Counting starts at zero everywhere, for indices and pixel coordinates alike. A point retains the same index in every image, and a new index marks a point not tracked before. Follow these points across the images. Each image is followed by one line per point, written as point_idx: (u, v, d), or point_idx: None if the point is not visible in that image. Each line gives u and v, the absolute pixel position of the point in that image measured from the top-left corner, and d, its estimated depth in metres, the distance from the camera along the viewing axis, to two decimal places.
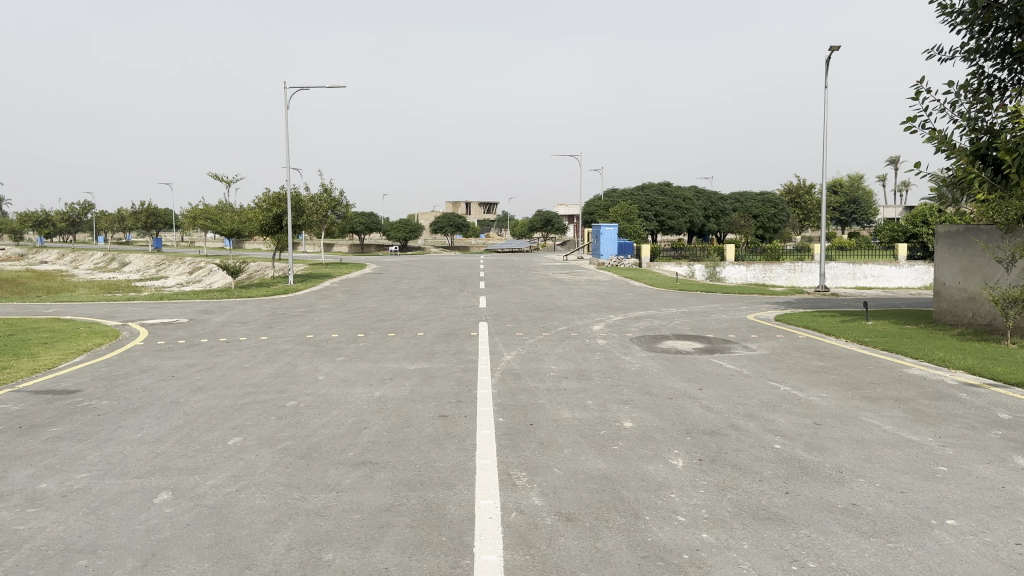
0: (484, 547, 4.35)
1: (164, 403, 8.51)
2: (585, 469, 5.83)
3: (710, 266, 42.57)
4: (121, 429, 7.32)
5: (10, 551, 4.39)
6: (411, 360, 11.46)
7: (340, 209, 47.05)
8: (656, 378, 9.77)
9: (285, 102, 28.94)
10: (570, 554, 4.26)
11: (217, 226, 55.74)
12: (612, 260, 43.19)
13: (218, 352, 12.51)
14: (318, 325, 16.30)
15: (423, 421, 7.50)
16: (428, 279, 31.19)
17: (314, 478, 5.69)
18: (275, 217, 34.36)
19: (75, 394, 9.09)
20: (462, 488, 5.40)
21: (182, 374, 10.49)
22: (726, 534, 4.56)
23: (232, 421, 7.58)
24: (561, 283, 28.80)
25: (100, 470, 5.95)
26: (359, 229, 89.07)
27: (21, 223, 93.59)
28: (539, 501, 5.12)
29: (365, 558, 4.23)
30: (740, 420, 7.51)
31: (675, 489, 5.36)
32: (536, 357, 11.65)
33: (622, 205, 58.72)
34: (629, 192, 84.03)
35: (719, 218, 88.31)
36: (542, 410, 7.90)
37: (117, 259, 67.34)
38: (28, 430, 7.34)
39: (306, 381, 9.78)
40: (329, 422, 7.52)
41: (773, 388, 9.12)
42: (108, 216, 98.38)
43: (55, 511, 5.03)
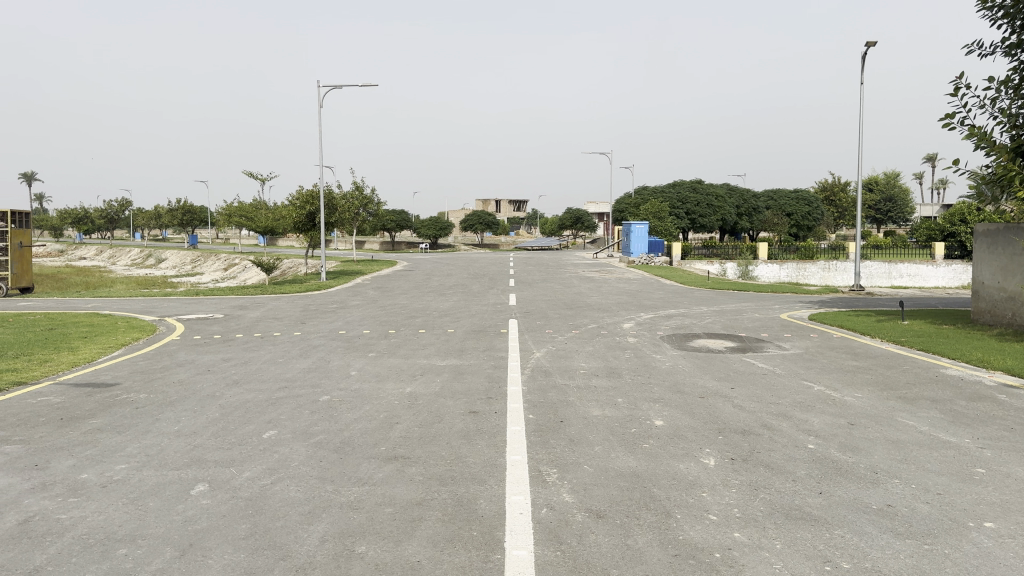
0: (515, 543, 4.36)
1: (201, 397, 8.65)
2: (615, 467, 5.81)
3: (743, 265, 42.26)
4: (158, 421, 7.47)
5: (52, 539, 4.50)
6: (442, 356, 11.54)
7: (370, 207, 47.37)
8: (687, 376, 9.71)
9: (319, 100, 29.34)
10: (600, 551, 4.26)
11: (250, 225, 56.40)
12: (643, 258, 42.81)
13: (253, 347, 12.71)
14: (349, 321, 16.42)
15: (454, 417, 7.55)
16: (459, 276, 31.36)
17: (347, 472, 5.75)
18: (309, 215, 34.70)
19: (114, 387, 9.29)
20: (492, 484, 5.43)
21: (218, 368, 10.67)
22: (758, 534, 4.52)
23: (267, 415, 7.69)
24: (592, 281, 28.88)
25: (139, 462, 6.08)
26: (391, 228, 89.65)
27: (61, 220, 95.79)
28: (569, 499, 5.11)
29: (397, 551, 4.27)
30: (773, 419, 7.44)
31: (706, 488, 5.33)
32: (567, 354, 11.63)
33: (653, 203, 58.61)
34: (660, 190, 83.68)
35: (752, 216, 87.44)
36: (573, 408, 7.87)
37: (153, 256, 68.55)
38: (69, 422, 7.51)
39: (339, 376, 9.89)
40: (360, 417, 7.59)
41: (807, 388, 9.02)
42: (145, 213, 100.15)
43: (96, 501, 5.15)
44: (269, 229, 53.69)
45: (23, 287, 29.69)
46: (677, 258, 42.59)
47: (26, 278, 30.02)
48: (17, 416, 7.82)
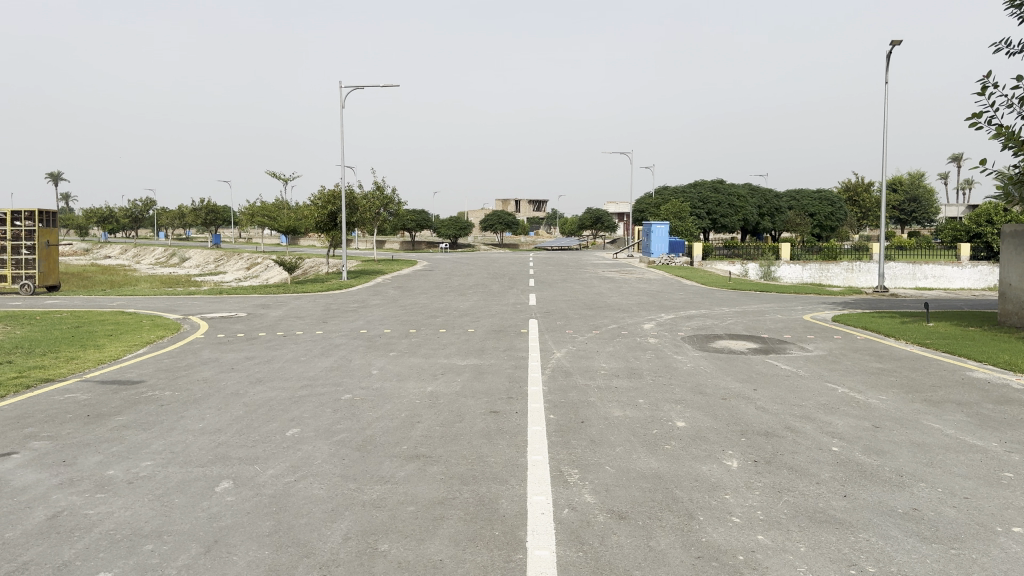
0: (536, 543, 4.36)
1: (225, 395, 8.74)
2: (637, 467, 5.80)
3: (765, 266, 42.06)
4: (184, 419, 7.55)
5: (80, 534, 4.57)
6: (463, 356, 11.56)
7: (391, 207, 47.54)
8: (709, 378, 9.66)
9: (341, 101, 29.55)
10: (622, 552, 4.25)
11: (272, 224, 56.84)
12: (663, 258, 42.62)
13: (276, 346, 12.79)
14: (370, 321, 16.49)
15: (475, 416, 7.56)
16: (478, 276, 31.46)
17: (370, 470, 5.78)
18: (330, 214, 34.89)
19: (140, 385, 9.42)
20: (514, 484, 5.43)
21: (241, 366, 10.75)
22: (782, 536, 4.49)
23: (290, 413, 7.74)
24: (612, 282, 28.81)
25: (165, 458, 6.16)
26: (411, 227, 89.87)
27: (87, 219, 97.19)
28: (590, 499, 5.10)
29: (420, 550, 4.29)
30: (796, 421, 7.39)
31: (729, 490, 5.30)
32: (587, 355, 11.60)
33: (674, 203, 58.42)
34: (681, 190, 83.38)
35: (774, 216, 86.86)
36: (594, 409, 7.86)
37: (177, 254, 69.30)
38: (96, 418, 7.62)
39: (361, 375, 9.95)
40: (382, 415, 7.63)
41: (831, 390, 8.94)
42: (169, 212, 101.27)
43: (123, 497, 5.21)
44: (291, 229, 54.07)
45: (50, 285, 30.08)
46: (698, 258, 42.39)
47: (53, 276, 30.44)
48: (44, 413, 7.93)
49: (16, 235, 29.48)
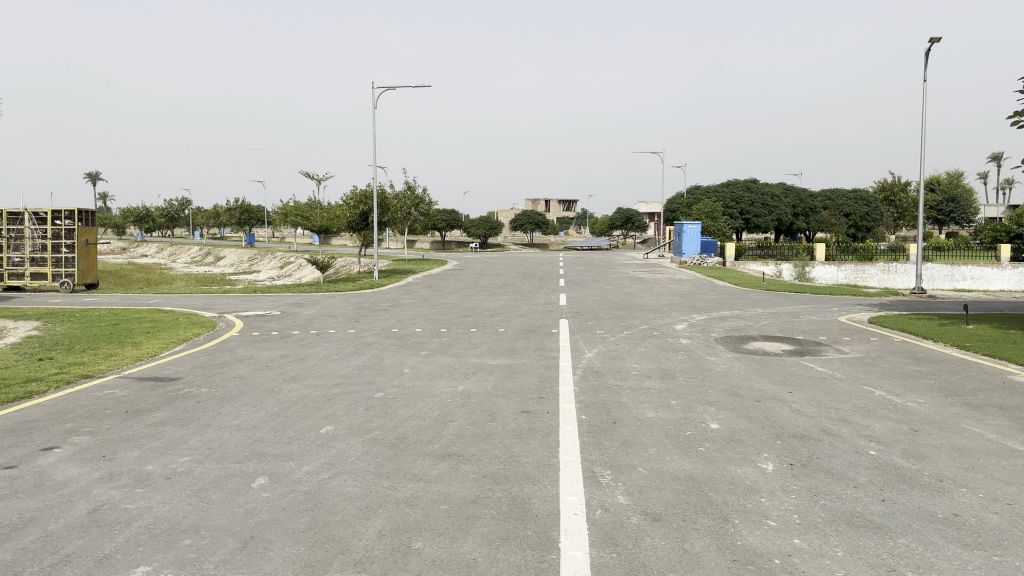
0: (569, 543, 4.34)
1: (260, 392, 8.84)
2: (671, 469, 5.77)
3: (799, 266, 41.69)
4: (220, 415, 7.66)
5: (120, 528, 4.65)
6: (494, 355, 11.57)
7: (422, 207, 47.77)
8: (742, 379, 9.57)
9: (374, 102, 29.79)
10: (657, 554, 4.22)
11: (306, 224, 57.43)
12: (695, 259, 42.30)
13: (309, 344, 12.92)
14: (402, 319, 16.57)
15: (506, 416, 7.56)
16: (508, 275, 31.49)
17: (403, 468, 5.81)
18: (362, 214, 35.12)
19: (177, 381, 9.57)
20: (546, 484, 5.42)
21: (276, 364, 10.88)
22: (819, 540, 4.43)
23: (324, 411, 7.81)
24: (643, 281, 28.67)
25: (202, 454, 6.24)
26: (441, 226, 90.17)
27: (124, 218, 99.07)
28: (623, 501, 5.08)
29: (454, 548, 4.29)
30: (833, 424, 7.28)
31: (765, 494, 5.24)
32: (618, 355, 11.54)
33: (706, 203, 57.99)
34: (714, 189, 82.71)
35: (809, 216, 85.80)
36: (626, 409, 7.83)
37: (212, 254, 70.20)
38: (135, 414, 7.76)
39: (392, 373, 10.00)
40: (415, 414, 7.66)
41: (868, 393, 8.81)
42: (204, 211, 102.75)
43: (161, 492, 5.30)
44: (323, 228, 54.56)
45: (89, 283, 30.73)
46: (731, 258, 42.01)
47: (91, 275, 31.09)
48: (85, 408, 8.10)
49: (57, 235, 30.12)
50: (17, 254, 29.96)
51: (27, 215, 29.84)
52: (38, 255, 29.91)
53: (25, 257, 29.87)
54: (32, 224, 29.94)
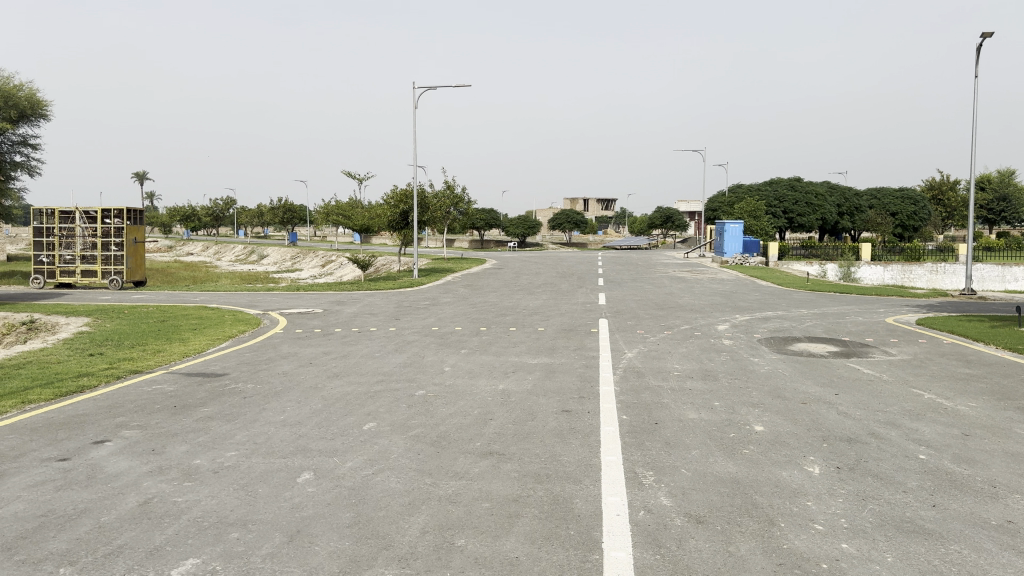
0: (612, 544, 4.33)
1: (304, 388, 8.97)
2: (715, 471, 5.70)
3: (844, 266, 40.96)
4: (265, 411, 7.78)
5: (170, 520, 4.75)
6: (533, 354, 11.57)
7: (461, 206, 47.87)
8: (786, 381, 9.43)
9: (415, 101, 30.03)
10: (702, 557, 4.18)
11: (347, 224, 58.08)
12: (737, 258, 41.62)
13: (351, 341, 13.06)
14: (442, 318, 16.63)
15: (547, 415, 7.56)
16: (547, 274, 31.43)
17: (444, 465, 5.84)
18: (402, 213, 35.39)
19: (223, 377, 9.75)
20: (588, 484, 5.41)
21: (319, 361, 11.02)
22: (868, 545, 4.36)
23: (366, 407, 7.89)
24: (684, 281, 28.47)
25: (248, 449, 6.34)
26: (480, 225, 90.56)
27: (171, 216, 101.40)
28: (667, 503, 5.03)
29: (496, 546, 4.31)
30: (881, 427, 7.14)
31: (811, 497, 5.17)
32: (659, 355, 11.45)
33: (748, 201, 57.26)
34: (756, 187, 81.71)
35: (854, 215, 84.27)
36: (668, 410, 7.77)
37: (255, 251, 71.32)
38: (183, 409, 7.93)
39: (433, 371, 10.06)
40: (456, 412, 7.69)
41: (917, 396, 8.62)
42: (249, 211, 104.58)
43: (209, 486, 5.40)
44: (364, 227, 55.06)
45: (137, 280, 31.45)
46: (774, 258, 41.47)
47: (139, 272, 31.78)
48: (135, 403, 8.29)
49: (107, 233, 30.86)
50: (68, 252, 30.78)
51: (78, 213, 30.66)
52: (88, 253, 30.68)
53: (75, 255, 30.69)
54: (82, 223, 30.73)
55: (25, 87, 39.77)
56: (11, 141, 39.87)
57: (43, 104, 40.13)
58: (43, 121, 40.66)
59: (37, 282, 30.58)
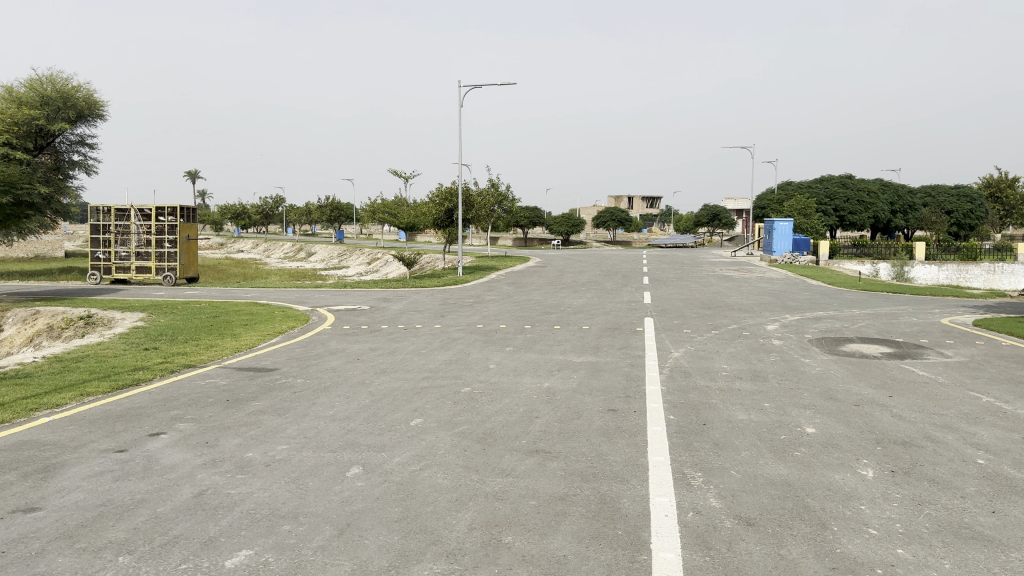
0: (660, 544, 4.31)
1: (352, 384, 9.08)
2: (765, 473, 5.63)
3: (897, 266, 40.03)
4: (315, 405, 7.90)
5: (224, 512, 4.86)
6: (578, 353, 11.55)
7: (505, 204, 47.92)
8: (838, 382, 9.26)
9: (460, 99, 30.18)
10: (753, 559, 4.13)
11: (392, 221, 58.71)
12: (785, 257, 40.91)
13: (397, 338, 13.20)
14: (486, 316, 16.67)
15: (593, 414, 7.54)
16: (591, 273, 31.32)
17: (491, 463, 5.86)
18: (447, 211, 35.57)
19: (274, 372, 9.94)
20: (636, 484, 5.37)
21: (367, 357, 11.15)
22: (924, 551, 4.26)
23: (413, 403, 7.97)
24: (731, 280, 28.13)
25: (298, 443, 6.45)
26: (525, 224, 90.71)
27: (222, 215, 103.78)
28: (716, 504, 4.97)
29: (544, 544, 4.31)
30: (937, 431, 6.96)
31: (865, 501, 5.06)
32: (707, 355, 11.33)
33: (798, 198, 56.20)
34: (806, 185, 80.26)
35: (907, 213, 82.57)
36: (716, 411, 7.69)
37: (303, 249, 72.52)
38: (235, 403, 8.10)
39: (478, 368, 10.12)
40: (501, 409, 7.72)
41: (975, 399, 8.38)
42: (296, 209, 106.43)
43: (261, 478, 5.51)
44: (409, 225, 55.40)
45: (190, 276, 32.13)
46: (824, 257, 40.67)
47: (192, 269, 32.46)
48: (189, 396, 8.50)
49: (161, 230, 31.64)
50: (123, 249, 31.62)
51: (133, 211, 31.50)
52: (143, 250, 31.53)
53: (131, 252, 31.51)
54: (137, 220, 31.58)
55: (83, 88, 40.92)
56: (69, 141, 41.20)
57: (100, 104, 41.28)
58: (99, 122, 41.83)
59: (94, 278, 31.52)
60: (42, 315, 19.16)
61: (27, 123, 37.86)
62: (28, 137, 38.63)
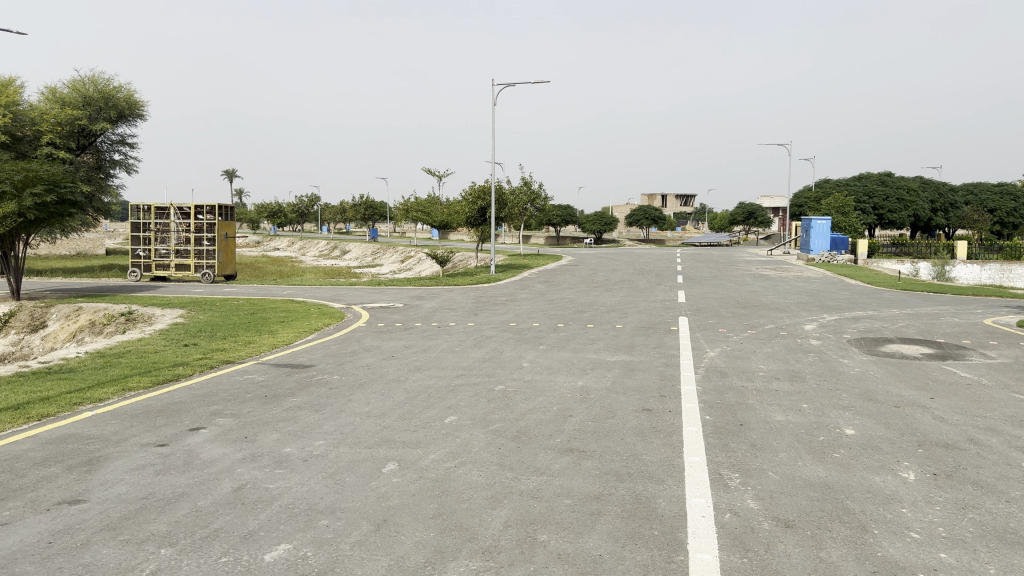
0: (697, 545, 4.28)
1: (387, 381, 9.16)
2: (804, 475, 5.56)
3: (938, 266, 39.24)
4: (351, 402, 7.98)
5: (264, 506, 4.93)
6: (612, 352, 11.49)
7: (538, 203, 47.85)
8: (878, 383, 9.11)
9: (494, 97, 30.18)
10: (791, 562, 4.09)
11: (425, 219, 58.98)
12: (822, 255, 40.36)
13: (432, 336, 13.27)
14: (520, 314, 16.69)
15: (627, 413, 7.50)
16: (625, 271, 31.23)
17: (525, 461, 5.87)
18: (480, 209, 35.64)
19: (310, 368, 10.06)
20: (671, 484, 5.35)
21: (401, 354, 11.23)
22: (968, 556, 4.17)
23: (447, 401, 8.01)
24: (767, 279, 27.82)
25: (335, 439, 6.52)
26: (558, 222, 90.72)
27: (259, 214, 105.46)
28: (754, 506, 4.93)
29: (579, 543, 4.31)
30: (980, 434, 6.81)
31: (906, 504, 4.98)
32: (743, 355, 11.21)
33: (837, 196, 55.28)
34: (844, 182, 79.08)
35: (948, 211, 80.91)
36: (753, 411, 7.62)
37: (338, 247, 73.18)
38: (273, 398, 8.21)
39: (512, 367, 10.14)
40: (535, 407, 7.72)
41: (1021, 402, 8.18)
42: (331, 207, 107.67)
43: (299, 473, 5.58)
44: (443, 222, 55.50)
45: (228, 274, 32.70)
46: (863, 255, 40.00)
47: (230, 266, 32.96)
48: (228, 392, 8.63)
49: (200, 228, 32.18)
50: (163, 246, 32.22)
51: (173, 210, 32.06)
52: (182, 247, 32.11)
53: (170, 250, 32.11)
54: (177, 218, 32.12)
55: (124, 88, 41.64)
56: (110, 141, 42.06)
57: (140, 104, 42.00)
58: (139, 121, 42.60)
59: (135, 275, 32.20)
60: (85, 311, 19.60)
61: (70, 123, 38.67)
62: (71, 136, 39.46)
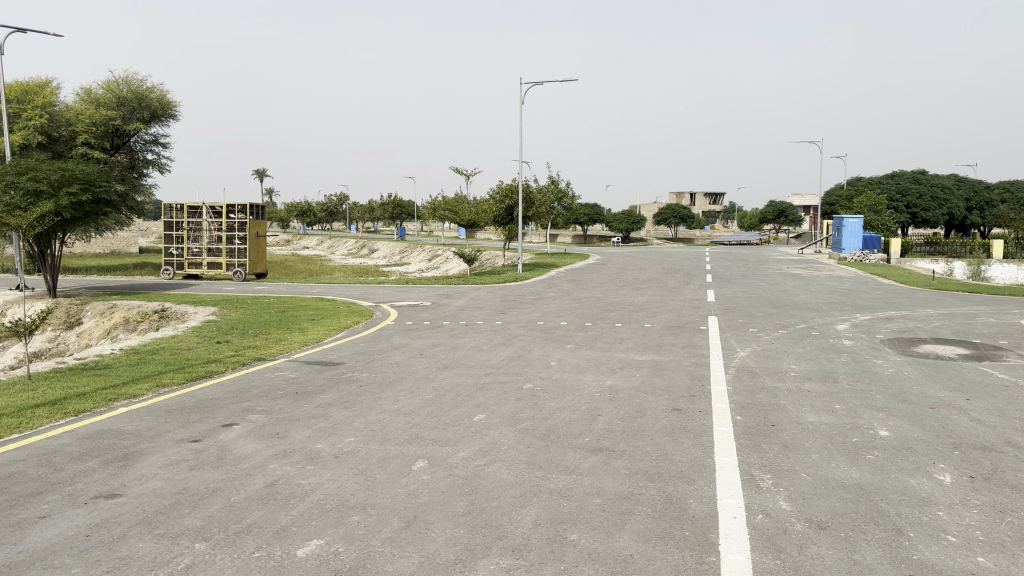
0: (729, 547, 4.24)
1: (416, 379, 9.20)
2: (837, 476, 5.49)
3: (974, 265, 38.65)
4: (380, 399, 8.03)
5: (295, 502, 4.98)
6: (641, 351, 11.44)
7: (566, 202, 47.67)
8: (912, 384, 8.98)
9: (522, 96, 30.16)
10: (824, 564, 4.05)
11: (453, 217, 59.00)
12: (854, 254, 39.89)
13: (459, 334, 13.31)
14: (547, 313, 16.68)
15: (657, 413, 7.47)
16: (653, 270, 31.06)
17: (555, 460, 5.87)
18: (507, 208, 35.62)
19: (340, 366, 10.14)
20: (702, 484, 5.32)
21: (429, 352, 11.27)
22: (1006, 560, 4.10)
23: (476, 399, 8.03)
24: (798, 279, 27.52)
25: (365, 436, 6.57)
26: (586, 221, 90.48)
27: (289, 213, 106.49)
28: (786, 507, 4.89)
29: (609, 542, 4.30)
30: (1018, 436, 6.68)
31: (942, 507, 4.90)
32: (773, 355, 11.10)
33: (869, 194, 54.57)
34: (876, 180, 77.97)
35: (984, 210, 79.43)
36: (784, 412, 7.55)
37: (366, 246, 73.66)
38: (304, 395, 8.29)
39: (540, 365, 10.13)
40: (564, 407, 7.72)
41: None
42: (359, 206, 108.40)
43: (330, 470, 5.63)
44: (471, 221, 55.47)
45: (258, 272, 33.10)
46: (897, 254, 39.48)
47: (261, 265, 33.34)
48: (259, 389, 8.73)
49: (231, 227, 32.53)
50: (195, 245, 32.66)
51: (205, 209, 32.44)
52: (214, 246, 32.52)
53: (203, 248, 32.54)
54: (209, 217, 32.50)
55: (157, 89, 42.24)
56: (144, 140, 42.64)
57: (172, 104, 42.54)
58: (172, 121, 43.17)
59: (168, 273, 32.69)
60: (120, 308, 19.93)
61: (104, 123, 39.32)
62: (106, 136, 40.13)
